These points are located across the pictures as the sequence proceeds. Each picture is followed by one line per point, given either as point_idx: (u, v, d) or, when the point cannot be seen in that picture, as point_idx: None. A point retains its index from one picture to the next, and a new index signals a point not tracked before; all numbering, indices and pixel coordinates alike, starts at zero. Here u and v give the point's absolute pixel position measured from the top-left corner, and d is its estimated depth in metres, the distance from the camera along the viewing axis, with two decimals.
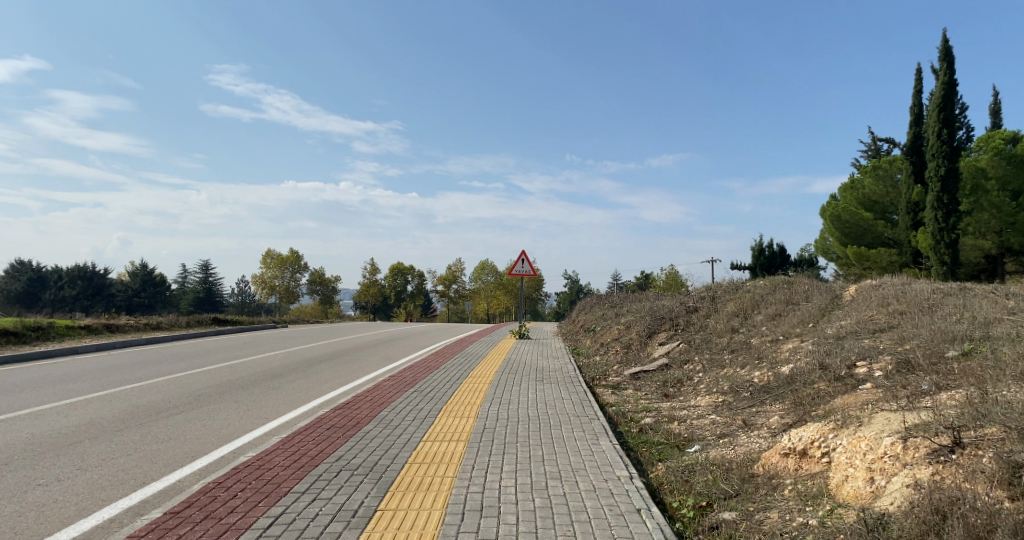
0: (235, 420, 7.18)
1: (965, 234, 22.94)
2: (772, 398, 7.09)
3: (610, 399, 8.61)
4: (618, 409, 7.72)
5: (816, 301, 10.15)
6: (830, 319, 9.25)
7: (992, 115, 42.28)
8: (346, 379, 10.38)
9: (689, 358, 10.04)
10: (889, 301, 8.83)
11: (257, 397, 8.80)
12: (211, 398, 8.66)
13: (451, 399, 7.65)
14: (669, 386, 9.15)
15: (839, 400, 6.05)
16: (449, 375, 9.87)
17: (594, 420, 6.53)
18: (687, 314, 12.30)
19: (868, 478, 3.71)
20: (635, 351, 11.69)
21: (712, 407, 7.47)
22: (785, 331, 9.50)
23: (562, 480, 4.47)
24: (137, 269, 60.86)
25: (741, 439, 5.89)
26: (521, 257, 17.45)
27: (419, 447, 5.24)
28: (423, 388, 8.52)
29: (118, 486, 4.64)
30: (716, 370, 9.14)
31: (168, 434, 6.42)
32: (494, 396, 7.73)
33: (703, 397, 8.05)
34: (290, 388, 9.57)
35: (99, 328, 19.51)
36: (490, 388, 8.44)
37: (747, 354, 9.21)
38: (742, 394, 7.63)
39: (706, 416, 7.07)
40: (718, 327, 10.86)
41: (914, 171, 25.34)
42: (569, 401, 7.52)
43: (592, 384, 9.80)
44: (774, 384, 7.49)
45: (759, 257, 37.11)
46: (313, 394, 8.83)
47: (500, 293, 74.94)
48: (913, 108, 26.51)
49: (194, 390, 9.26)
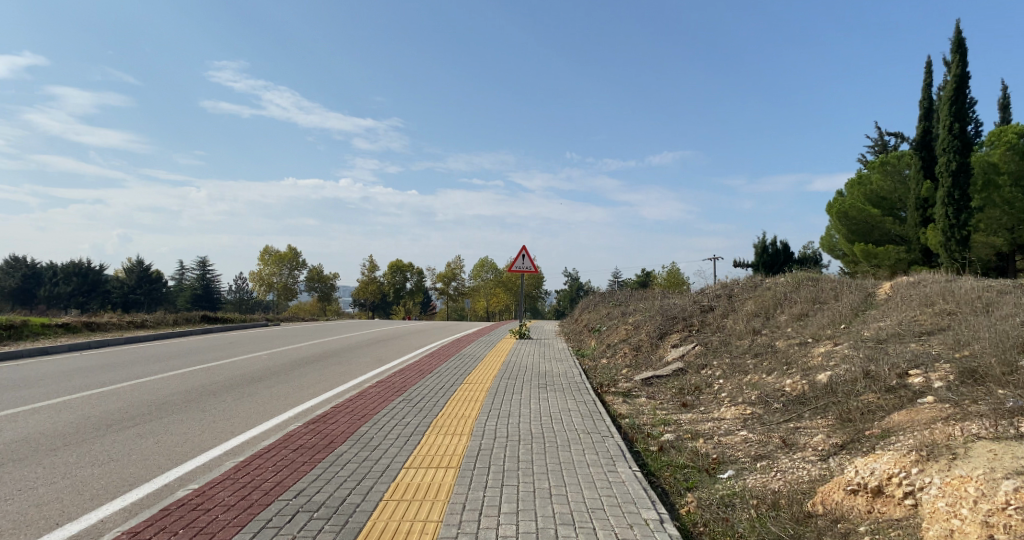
0: (195, 435, 6.32)
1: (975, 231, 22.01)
2: (812, 410, 6.18)
3: (622, 409, 7.71)
4: (633, 422, 6.83)
5: (847, 300, 9.21)
6: (865, 320, 8.32)
7: (1001, 111, 41.45)
8: (330, 385, 9.50)
9: (707, 362, 9.15)
10: (933, 300, 7.90)
11: (228, 406, 7.92)
12: (176, 406, 7.77)
13: (442, 410, 6.76)
14: (686, 395, 8.24)
15: (897, 417, 5.16)
16: (443, 381, 8.97)
17: (609, 438, 5.62)
18: (701, 313, 11.39)
19: (987, 536, 2.85)
20: (645, 354, 10.78)
21: (740, 421, 6.57)
22: (814, 333, 8.58)
23: (576, 526, 3.57)
24: (133, 265, 59.69)
25: (784, 464, 5.01)
26: (521, 252, 16.53)
27: (397, 477, 4.33)
28: (412, 398, 7.57)
29: (20, 531, 3.76)
30: (738, 377, 8.23)
31: (110, 452, 5.54)
32: (490, 408, 6.80)
33: (728, 409, 7.15)
34: (267, 396, 8.68)
35: (77, 327, 18.51)
36: (487, 397, 7.51)
37: (773, 358, 8.30)
38: (773, 406, 6.73)
39: (735, 431, 6.17)
40: (737, 328, 9.94)
41: (924, 166, 24.55)
42: (575, 413, 6.61)
43: (601, 391, 8.90)
44: (811, 393, 6.58)
45: (763, 255, 36.18)
46: (288, 404, 7.91)
47: (501, 292, 74.12)
48: (924, 101, 25.56)
49: (161, 397, 8.38)
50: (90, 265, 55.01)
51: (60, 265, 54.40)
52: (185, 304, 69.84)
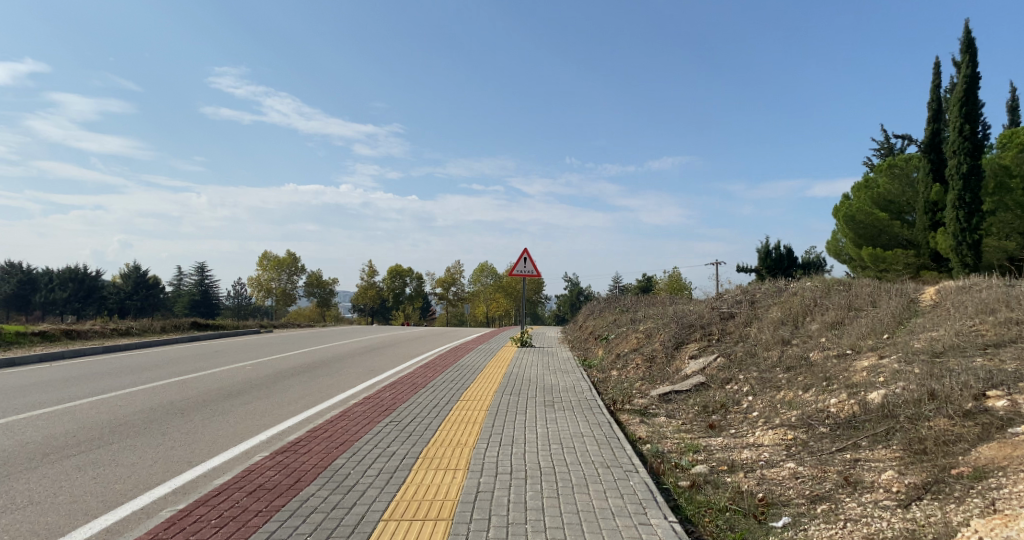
0: (144, 467, 5.37)
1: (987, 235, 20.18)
2: (869, 438, 5.25)
3: (640, 432, 6.79)
4: (655, 450, 5.90)
5: (886, 307, 8.27)
6: (912, 330, 7.38)
7: (1009, 112, 40.39)
8: (313, 400, 8.53)
9: (733, 376, 8.22)
10: (993, 308, 6.94)
11: (192, 429, 6.96)
12: (133, 429, 6.82)
13: (433, 435, 5.80)
14: (712, 415, 7.32)
15: (986, 449, 4.25)
16: (437, 397, 8.00)
17: (635, 476, 4.67)
18: (721, 321, 10.45)
19: None
20: (660, 366, 9.85)
21: (782, 449, 5.64)
22: (853, 343, 7.65)
23: None
24: (130, 271, 58.59)
25: (853, 509, 4.09)
26: (522, 254, 15.57)
27: (372, 536, 3.44)
28: (400, 419, 6.59)
29: None
30: (770, 395, 7.31)
31: (32, 494, 4.60)
32: (489, 433, 5.83)
33: (764, 433, 6.22)
34: (240, 415, 7.73)
35: (56, 335, 17.56)
36: (486, 418, 6.55)
37: (810, 373, 7.35)
38: (819, 431, 5.80)
39: (778, 463, 5.24)
40: (762, 338, 9.01)
41: (932, 170, 23.21)
42: (589, 440, 5.67)
43: (615, 409, 7.96)
44: (864, 417, 5.65)
45: (767, 259, 35.25)
46: (259, 428, 6.93)
47: (501, 297, 73.06)
48: (933, 101, 24.34)
49: (119, 417, 7.43)
50: (86, 271, 54.13)
51: (55, 271, 53.67)
52: (183, 310, 69.11)
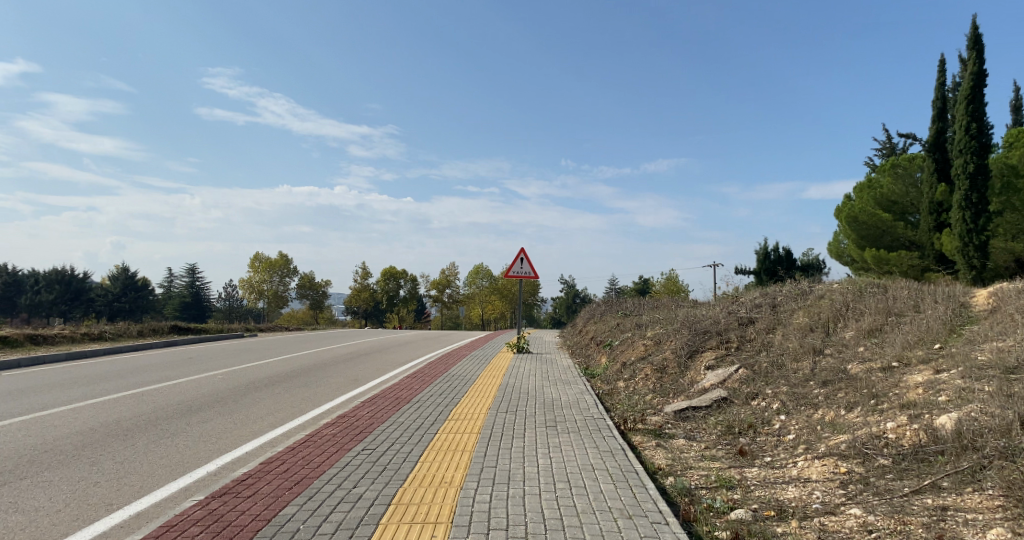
0: (47, 515, 4.26)
1: (993, 236, 18.93)
2: (952, 477, 4.21)
3: (659, 461, 5.77)
4: (680, 486, 4.85)
5: (932, 313, 7.25)
6: (970, 339, 6.39)
7: (1014, 112, 39.66)
8: (280, 419, 7.44)
9: (760, 391, 7.21)
10: None
11: (131, 457, 5.86)
12: (58, 458, 5.73)
13: (412, 470, 4.75)
14: (739, 437, 6.31)
15: None
16: (422, 416, 6.95)
17: (666, 532, 3.60)
18: (738, 327, 9.44)
19: None
20: (673, 377, 8.83)
21: (838, 486, 4.62)
22: (900, 355, 6.63)
23: None
24: (118, 272, 57.00)
25: None
26: (519, 253, 14.51)
27: None
28: (374, 447, 5.53)
29: None
30: (806, 415, 6.30)
31: None
32: (480, 467, 4.78)
33: (810, 464, 5.20)
34: (193, 437, 6.63)
35: (20, 341, 16.38)
36: (477, 446, 5.48)
37: (852, 390, 6.33)
38: (879, 464, 4.79)
39: (839, 508, 4.21)
40: (789, 347, 8.01)
41: (937, 169, 22.40)
42: (602, 476, 4.62)
43: (627, 430, 6.94)
44: (935, 448, 4.64)
45: (766, 261, 34.44)
46: (208, 455, 5.82)
47: (496, 298, 71.95)
48: (938, 99, 23.41)
49: (48, 441, 6.32)
50: (74, 272, 52.63)
51: (43, 273, 52.51)
52: (173, 312, 67.80)
